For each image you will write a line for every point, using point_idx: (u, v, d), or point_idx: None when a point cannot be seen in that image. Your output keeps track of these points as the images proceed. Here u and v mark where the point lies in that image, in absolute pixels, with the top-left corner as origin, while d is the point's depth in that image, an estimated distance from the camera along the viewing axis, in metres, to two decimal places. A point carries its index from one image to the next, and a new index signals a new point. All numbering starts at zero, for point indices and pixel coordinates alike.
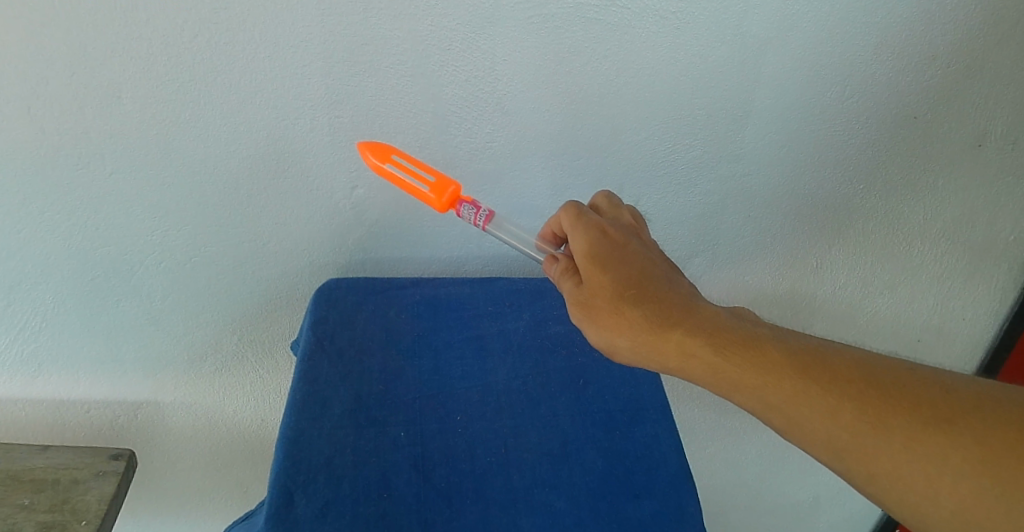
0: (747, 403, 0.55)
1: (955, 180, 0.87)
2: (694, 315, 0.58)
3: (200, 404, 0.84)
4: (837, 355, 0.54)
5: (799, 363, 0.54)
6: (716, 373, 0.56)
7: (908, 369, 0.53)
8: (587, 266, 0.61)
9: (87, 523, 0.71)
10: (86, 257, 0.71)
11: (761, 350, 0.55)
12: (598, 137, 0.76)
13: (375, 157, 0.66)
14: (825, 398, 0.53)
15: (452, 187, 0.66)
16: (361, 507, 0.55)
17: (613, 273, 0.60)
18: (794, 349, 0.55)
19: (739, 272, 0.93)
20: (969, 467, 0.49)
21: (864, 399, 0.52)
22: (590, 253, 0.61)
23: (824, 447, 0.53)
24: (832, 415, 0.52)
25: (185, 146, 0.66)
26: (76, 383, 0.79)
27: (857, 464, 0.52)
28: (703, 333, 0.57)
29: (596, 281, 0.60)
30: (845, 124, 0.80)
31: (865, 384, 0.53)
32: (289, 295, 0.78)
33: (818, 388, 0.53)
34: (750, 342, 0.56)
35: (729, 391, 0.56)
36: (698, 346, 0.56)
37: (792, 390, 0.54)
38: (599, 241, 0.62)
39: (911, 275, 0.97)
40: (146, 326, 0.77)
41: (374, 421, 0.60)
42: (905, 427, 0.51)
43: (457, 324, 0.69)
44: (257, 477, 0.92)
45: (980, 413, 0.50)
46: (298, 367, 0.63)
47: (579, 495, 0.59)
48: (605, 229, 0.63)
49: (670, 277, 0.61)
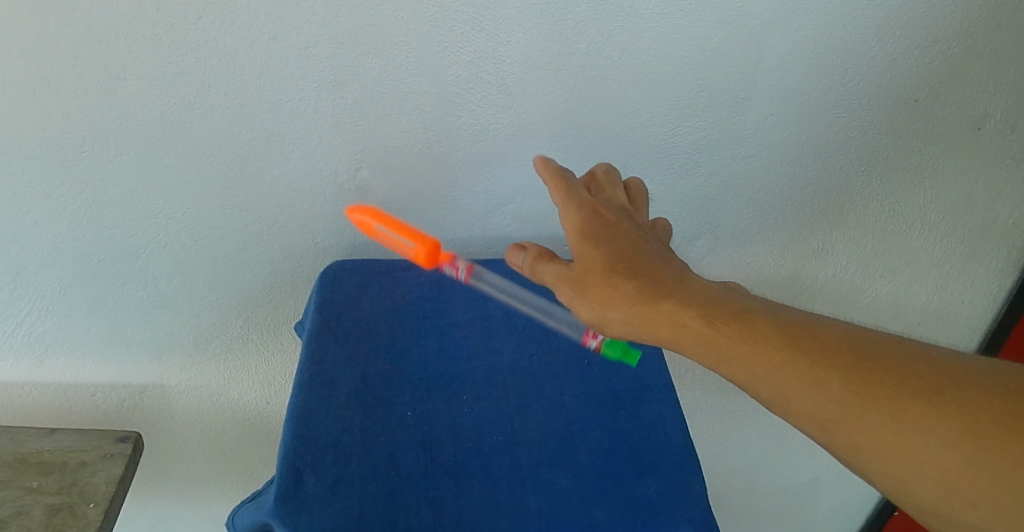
0: (736, 377, 0.55)
1: (955, 163, 0.87)
2: (682, 288, 0.58)
3: (206, 388, 0.85)
4: (825, 328, 0.55)
5: (788, 336, 0.54)
6: (706, 345, 0.56)
7: (896, 342, 0.53)
8: (577, 243, 0.61)
9: (94, 505, 0.71)
10: (90, 241, 0.71)
11: (748, 321, 0.55)
12: (600, 118, 0.76)
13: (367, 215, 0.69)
14: (811, 369, 0.53)
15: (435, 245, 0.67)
16: (369, 486, 0.55)
17: (604, 248, 0.60)
18: (785, 324, 0.55)
19: (741, 254, 0.93)
20: (954, 434, 0.49)
21: (852, 369, 0.52)
22: (580, 230, 0.62)
23: (812, 420, 0.53)
24: (819, 385, 0.52)
25: (188, 127, 0.66)
26: (82, 368, 0.80)
27: (844, 435, 0.52)
28: (690, 303, 0.57)
29: (586, 256, 0.61)
30: (847, 106, 0.80)
31: (853, 355, 0.53)
32: (294, 278, 0.79)
33: (808, 360, 0.53)
34: (741, 317, 0.56)
35: (720, 365, 0.56)
36: (685, 316, 0.57)
37: (777, 361, 0.54)
38: (591, 219, 0.62)
39: (913, 259, 0.97)
40: (151, 309, 0.77)
41: (381, 400, 0.61)
42: (890, 397, 0.51)
43: (461, 304, 0.69)
44: (262, 460, 0.92)
45: (966, 384, 0.50)
46: (304, 347, 0.63)
47: (584, 472, 0.59)
48: (596, 207, 0.63)
49: (660, 253, 0.62)
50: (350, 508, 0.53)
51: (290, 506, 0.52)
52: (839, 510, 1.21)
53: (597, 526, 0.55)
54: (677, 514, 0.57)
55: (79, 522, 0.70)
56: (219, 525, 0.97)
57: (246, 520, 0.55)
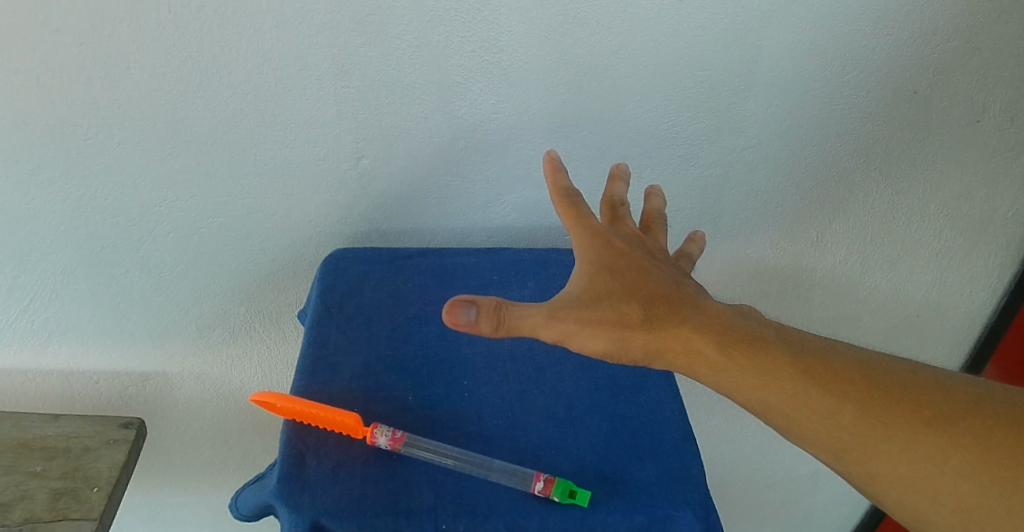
0: (753, 407, 0.55)
1: (954, 155, 0.88)
2: (700, 316, 0.57)
3: (209, 375, 0.85)
4: (835, 355, 0.55)
5: (805, 367, 0.54)
6: (725, 378, 0.55)
7: (906, 372, 0.55)
8: (593, 273, 0.59)
9: (97, 490, 0.72)
10: (94, 228, 0.71)
11: (765, 351, 0.55)
12: (600, 108, 0.77)
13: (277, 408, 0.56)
14: (827, 400, 0.53)
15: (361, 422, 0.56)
16: (370, 469, 0.55)
17: (622, 280, 0.58)
18: (802, 354, 0.55)
19: (740, 245, 0.94)
20: (967, 465, 0.50)
21: (862, 398, 0.53)
22: (596, 261, 0.60)
23: (828, 449, 0.54)
24: (835, 416, 0.53)
25: (191, 115, 0.67)
26: (84, 355, 0.80)
27: (857, 463, 0.53)
28: (708, 331, 0.56)
29: (601, 285, 0.58)
30: (847, 97, 0.81)
31: (868, 386, 0.54)
32: (296, 267, 0.79)
33: (826, 391, 0.53)
34: (759, 347, 0.55)
35: (737, 397, 0.55)
36: (704, 345, 0.55)
37: (796, 391, 0.54)
38: (604, 249, 0.60)
39: (912, 251, 0.98)
40: (154, 297, 0.78)
41: (382, 385, 0.61)
42: (902, 428, 0.52)
43: (463, 292, 0.70)
44: (264, 448, 0.93)
45: (974, 413, 0.52)
46: (307, 333, 0.64)
47: (584, 456, 0.59)
48: (608, 237, 0.61)
49: (675, 279, 0.60)
50: (353, 490, 0.53)
51: (292, 488, 0.52)
52: (838, 502, 1.22)
53: (598, 509, 0.55)
54: (676, 497, 0.57)
55: (82, 506, 0.71)
56: (221, 514, 0.98)
57: (248, 503, 0.56)
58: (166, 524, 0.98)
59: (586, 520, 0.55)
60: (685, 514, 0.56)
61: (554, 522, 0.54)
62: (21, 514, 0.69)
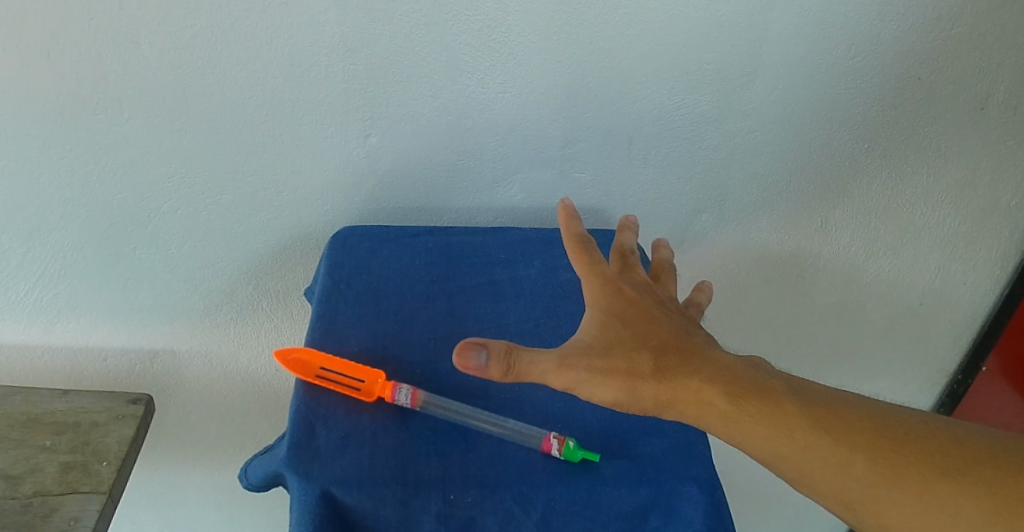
0: (765, 460, 0.53)
1: (958, 142, 0.88)
2: (711, 365, 0.55)
3: (216, 354, 0.86)
4: (844, 404, 0.54)
5: (815, 417, 0.53)
6: (735, 429, 0.53)
7: (920, 422, 0.53)
8: (604, 323, 0.57)
9: (106, 464, 0.74)
10: (103, 204, 0.72)
11: (776, 401, 0.53)
12: (607, 90, 0.77)
13: (297, 370, 0.58)
14: (838, 450, 0.52)
15: (383, 377, 0.58)
16: (380, 439, 0.56)
17: (634, 331, 0.57)
18: (812, 404, 0.54)
19: (746, 229, 0.94)
20: (982, 517, 0.49)
21: (874, 448, 0.52)
22: (607, 309, 0.58)
23: (839, 501, 0.52)
24: (846, 468, 0.52)
25: (200, 92, 0.67)
26: (93, 331, 0.81)
27: (870, 516, 0.51)
28: (720, 381, 0.54)
29: (612, 337, 0.56)
30: (852, 82, 0.81)
31: (880, 436, 0.52)
32: (303, 246, 0.80)
33: (837, 442, 0.52)
34: (770, 397, 0.54)
35: (747, 449, 0.54)
36: (714, 395, 0.54)
37: (805, 442, 0.52)
38: (616, 298, 0.59)
39: (915, 237, 0.98)
40: (163, 274, 0.78)
41: (391, 359, 0.62)
42: (915, 479, 0.51)
43: (469, 269, 0.70)
44: (270, 428, 0.94)
45: (988, 463, 0.50)
46: (315, 308, 0.64)
47: (590, 430, 0.60)
48: (620, 285, 0.60)
49: (686, 328, 0.59)
50: (362, 459, 0.54)
51: (302, 457, 0.53)
52: None
53: (604, 481, 0.56)
54: (682, 471, 0.58)
55: (92, 479, 0.72)
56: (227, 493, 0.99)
57: (258, 472, 0.56)
58: (172, 505, 0.99)
59: (593, 492, 0.56)
60: (691, 488, 0.57)
61: (561, 493, 0.56)
62: (32, 487, 0.71)
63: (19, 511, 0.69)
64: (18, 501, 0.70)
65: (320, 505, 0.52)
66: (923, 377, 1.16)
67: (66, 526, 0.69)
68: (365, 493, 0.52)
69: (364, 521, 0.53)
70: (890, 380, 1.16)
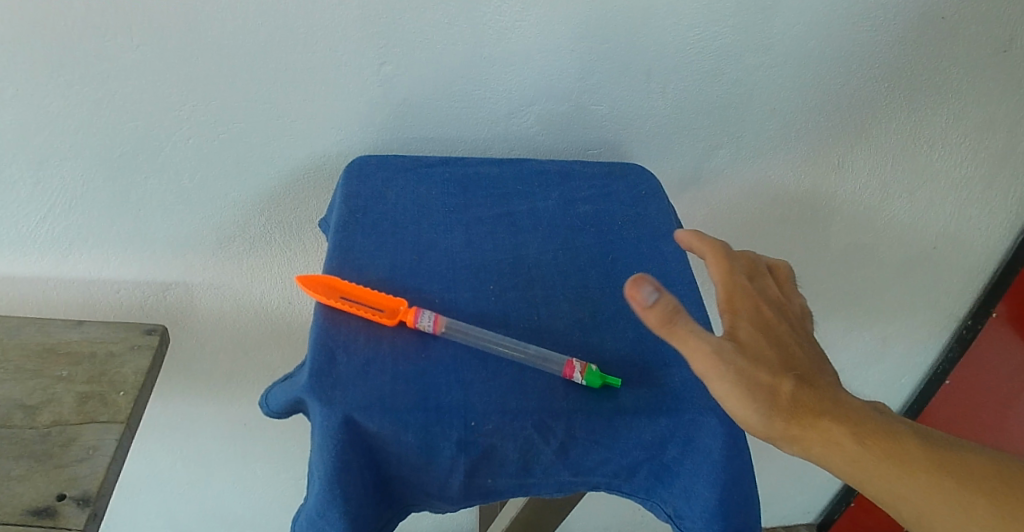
0: (885, 501, 0.52)
1: (977, 82, 0.87)
2: (846, 405, 0.53)
3: (228, 287, 0.86)
4: (968, 451, 0.53)
5: (940, 462, 0.52)
6: (860, 467, 0.51)
7: None
8: (743, 339, 0.55)
9: (124, 393, 0.74)
10: (113, 132, 0.70)
11: (903, 443, 0.52)
12: (626, 21, 0.75)
13: (321, 291, 0.58)
14: (959, 494, 0.51)
15: (405, 304, 0.59)
16: (400, 367, 0.55)
17: (769, 353, 0.55)
18: (937, 449, 0.52)
19: (762, 167, 0.92)
20: None
21: (997, 499, 0.51)
22: (746, 325, 0.56)
23: None
24: (968, 516, 0.50)
25: (210, 18, 0.65)
26: (104, 264, 0.81)
27: None
28: (852, 420, 0.52)
29: (753, 353, 0.54)
30: (873, 17, 0.80)
31: (1004, 489, 0.51)
32: (315, 177, 0.78)
33: (960, 488, 0.51)
34: (898, 439, 0.52)
35: (868, 490, 0.52)
36: (844, 432, 0.52)
37: (930, 487, 0.51)
38: (752, 317, 0.57)
39: (933, 178, 0.96)
40: (174, 206, 0.77)
41: (409, 288, 0.61)
42: None
43: (486, 201, 0.71)
44: (284, 360, 0.95)
45: None
46: (331, 238, 0.64)
47: (610, 361, 0.59)
48: (758, 306, 0.58)
49: (819, 361, 0.57)
50: (384, 385, 0.54)
51: (324, 384, 0.53)
52: None
53: (623, 411, 0.56)
54: (701, 402, 0.57)
55: (109, 409, 0.73)
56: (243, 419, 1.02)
57: (279, 399, 0.56)
58: (189, 426, 1.02)
59: (614, 421, 0.56)
60: (710, 419, 0.56)
61: (581, 423, 0.55)
62: (50, 417, 0.72)
63: (38, 440, 0.71)
64: (37, 430, 0.71)
65: (342, 430, 0.52)
66: (933, 321, 1.16)
67: (86, 455, 0.70)
68: (387, 420, 0.52)
69: (386, 447, 0.53)
70: (901, 323, 1.16)
